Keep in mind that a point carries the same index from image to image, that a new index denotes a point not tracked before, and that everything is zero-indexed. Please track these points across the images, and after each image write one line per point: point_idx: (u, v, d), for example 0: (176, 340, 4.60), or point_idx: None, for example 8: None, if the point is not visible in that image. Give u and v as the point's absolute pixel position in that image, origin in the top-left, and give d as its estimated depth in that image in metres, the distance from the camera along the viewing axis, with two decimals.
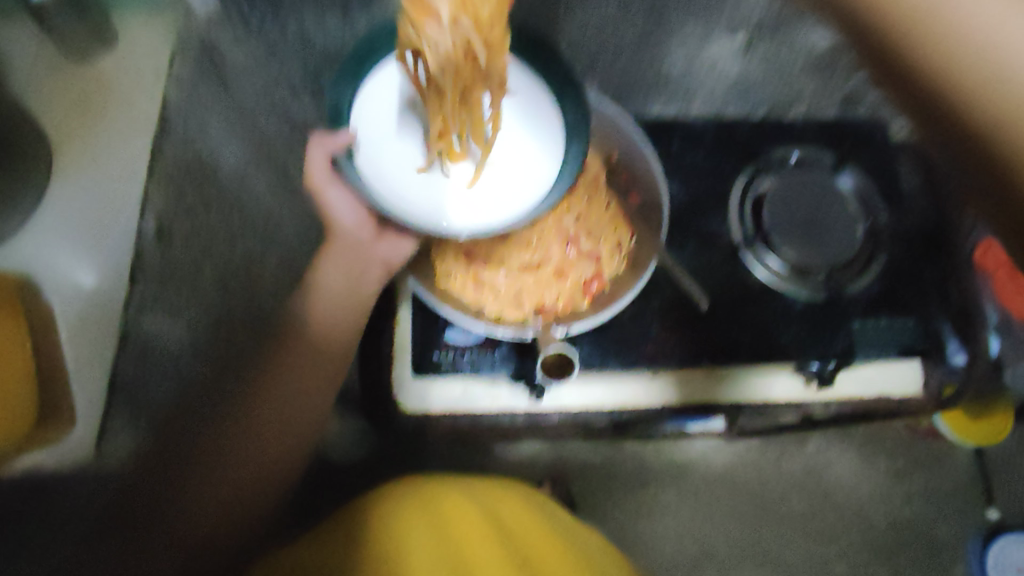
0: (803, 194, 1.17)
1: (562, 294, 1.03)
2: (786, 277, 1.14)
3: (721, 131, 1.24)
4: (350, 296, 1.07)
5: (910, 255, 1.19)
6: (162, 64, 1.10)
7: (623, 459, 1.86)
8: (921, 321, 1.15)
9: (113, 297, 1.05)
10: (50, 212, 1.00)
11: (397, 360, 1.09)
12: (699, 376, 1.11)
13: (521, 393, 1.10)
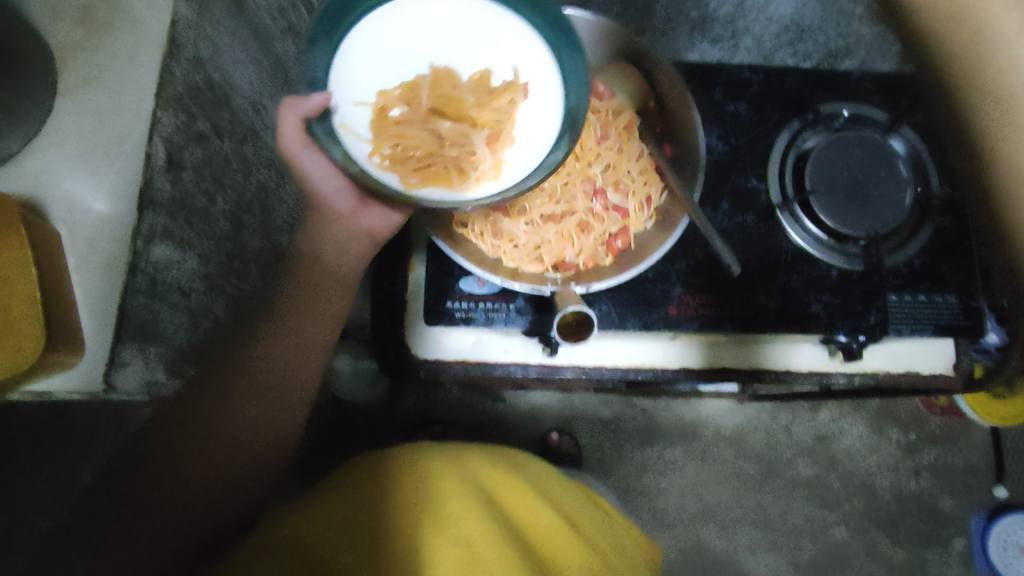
0: (851, 155, 1.07)
1: (584, 249, 0.98)
2: (824, 244, 1.07)
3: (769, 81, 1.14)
4: (339, 262, 1.06)
5: (960, 226, 1.10)
6: None
7: (633, 414, 1.86)
8: (963, 298, 1.08)
9: (116, 228, 0.97)
10: (56, 131, 0.96)
11: (410, 308, 1.06)
12: (724, 343, 1.08)
13: (537, 348, 1.07)
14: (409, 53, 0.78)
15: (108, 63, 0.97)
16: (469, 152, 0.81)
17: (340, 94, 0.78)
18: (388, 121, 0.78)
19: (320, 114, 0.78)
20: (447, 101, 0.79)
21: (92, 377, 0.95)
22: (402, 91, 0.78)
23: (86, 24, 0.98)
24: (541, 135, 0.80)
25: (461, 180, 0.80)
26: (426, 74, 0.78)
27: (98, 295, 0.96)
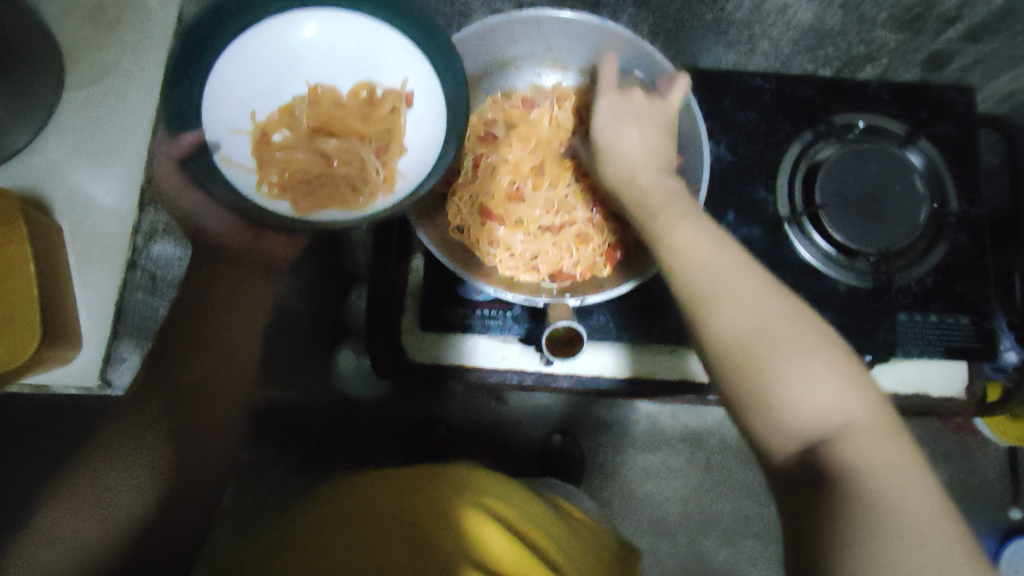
0: (863, 170, 1.05)
1: (582, 259, 0.99)
2: (834, 260, 1.05)
3: (783, 89, 1.12)
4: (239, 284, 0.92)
5: (975, 245, 1.07)
6: None
7: (637, 420, 1.84)
8: (977, 320, 1.05)
9: (119, 225, 0.98)
10: (65, 127, 1.00)
11: (411, 308, 1.08)
12: (662, 354, 1.05)
13: (534, 356, 1.07)
14: (279, 79, 0.84)
15: (114, 61, 1.02)
16: (359, 167, 0.84)
17: (214, 125, 0.77)
18: (269, 144, 0.83)
19: (193, 153, 0.74)
20: (327, 121, 0.86)
21: (86, 373, 0.95)
22: (281, 116, 0.84)
23: (95, 23, 1.02)
24: (432, 136, 0.84)
25: (356, 196, 0.82)
26: (303, 98, 0.85)
27: (98, 291, 0.96)
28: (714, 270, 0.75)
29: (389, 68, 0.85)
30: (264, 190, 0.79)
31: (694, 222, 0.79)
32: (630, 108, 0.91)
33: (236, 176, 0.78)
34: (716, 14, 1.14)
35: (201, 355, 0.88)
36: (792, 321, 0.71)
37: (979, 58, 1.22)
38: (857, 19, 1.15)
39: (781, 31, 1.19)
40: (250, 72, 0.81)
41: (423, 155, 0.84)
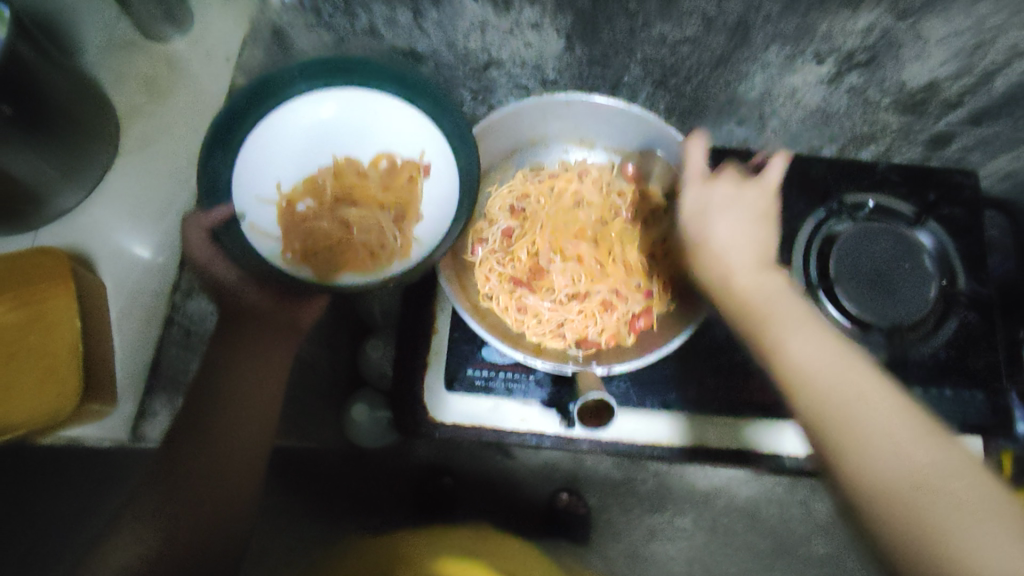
0: (876, 247, 1.11)
1: (606, 327, 1.01)
2: (846, 332, 1.07)
3: (794, 168, 1.19)
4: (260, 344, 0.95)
5: (988, 325, 1.10)
6: (232, 50, 1.15)
7: (645, 477, 1.82)
8: (990, 396, 1.07)
9: (160, 282, 1.03)
10: (115, 187, 1.06)
11: (432, 368, 1.08)
12: (722, 422, 1.05)
13: (554, 418, 1.07)
14: (304, 153, 0.90)
15: (165, 128, 1.09)
16: (378, 233, 0.90)
17: (242, 197, 0.84)
18: (294, 213, 0.88)
19: (226, 223, 0.82)
20: (350, 192, 0.92)
21: (119, 426, 0.98)
22: (305, 187, 0.90)
23: (151, 91, 1.10)
24: (445, 204, 0.89)
25: (375, 260, 0.87)
26: (329, 170, 0.91)
27: (138, 345, 1.01)
28: (842, 394, 0.76)
29: (407, 141, 0.91)
30: (288, 257, 0.85)
31: (805, 331, 0.81)
32: (735, 198, 0.92)
33: (262, 244, 0.84)
34: (729, 95, 1.22)
35: (221, 405, 0.92)
36: (934, 441, 0.71)
37: (980, 140, 1.29)
38: (861, 103, 1.22)
39: (790, 111, 1.26)
40: (277, 148, 0.87)
41: (436, 219, 0.89)
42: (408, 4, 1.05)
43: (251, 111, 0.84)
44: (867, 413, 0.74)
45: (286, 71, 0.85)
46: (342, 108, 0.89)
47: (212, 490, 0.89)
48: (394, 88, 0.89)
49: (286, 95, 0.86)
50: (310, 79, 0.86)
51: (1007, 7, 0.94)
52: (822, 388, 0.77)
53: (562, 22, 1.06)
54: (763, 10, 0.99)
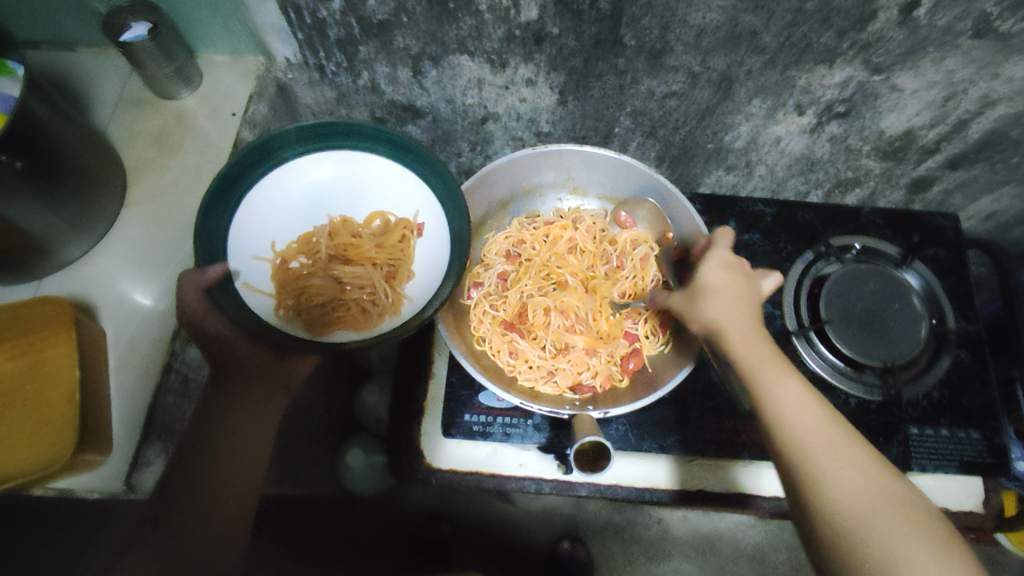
0: (864, 288, 1.13)
1: (598, 371, 1.02)
2: (841, 372, 1.09)
3: (782, 212, 1.22)
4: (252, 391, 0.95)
5: (977, 359, 1.12)
6: (238, 105, 1.17)
7: (648, 522, 1.79)
8: (987, 435, 1.08)
9: (159, 331, 1.03)
10: (120, 238, 1.09)
11: (429, 413, 1.08)
12: (700, 464, 1.06)
13: (552, 463, 1.06)
14: (301, 212, 0.93)
15: (172, 181, 1.13)
16: (369, 291, 0.93)
17: (239, 254, 0.85)
18: (288, 271, 0.90)
19: (221, 281, 0.81)
20: (344, 250, 0.94)
21: (114, 477, 0.94)
22: (300, 246, 0.92)
23: (160, 145, 1.15)
24: (438, 262, 0.92)
25: (365, 318, 0.91)
26: (324, 229, 0.94)
27: (133, 394, 0.98)
28: (870, 509, 0.70)
29: (402, 203, 0.95)
30: (281, 314, 0.87)
31: (862, 476, 0.73)
32: (723, 289, 0.85)
33: (256, 300, 0.85)
34: (716, 144, 1.27)
35: (213, 458, 0.92)
36: (942, 561, 0.66)
37: (960, 183, 1.34)
38: (844, 150, 1.27)
39: (776, 159, 1.31)
40: (275, 207, 0.90)
41: (427, 279, 0.92)
42: (408, 63, 1.11)
43: (248, 174, 0.86)
44: (897, 558, 0.67)
45: (282, 134, 0.87)
46: (339, 172, 0.94)
47: (201, 550, 0.88)
48: (386, 151, 0.92)
49: (282, 158, 0.88)
50: (308, 143, 0.90)
51: (973, 60, 1.00)
52: (831, 497, 0.71)
53: (555, 79, 1.11)
54: (745, 66, 1.05)
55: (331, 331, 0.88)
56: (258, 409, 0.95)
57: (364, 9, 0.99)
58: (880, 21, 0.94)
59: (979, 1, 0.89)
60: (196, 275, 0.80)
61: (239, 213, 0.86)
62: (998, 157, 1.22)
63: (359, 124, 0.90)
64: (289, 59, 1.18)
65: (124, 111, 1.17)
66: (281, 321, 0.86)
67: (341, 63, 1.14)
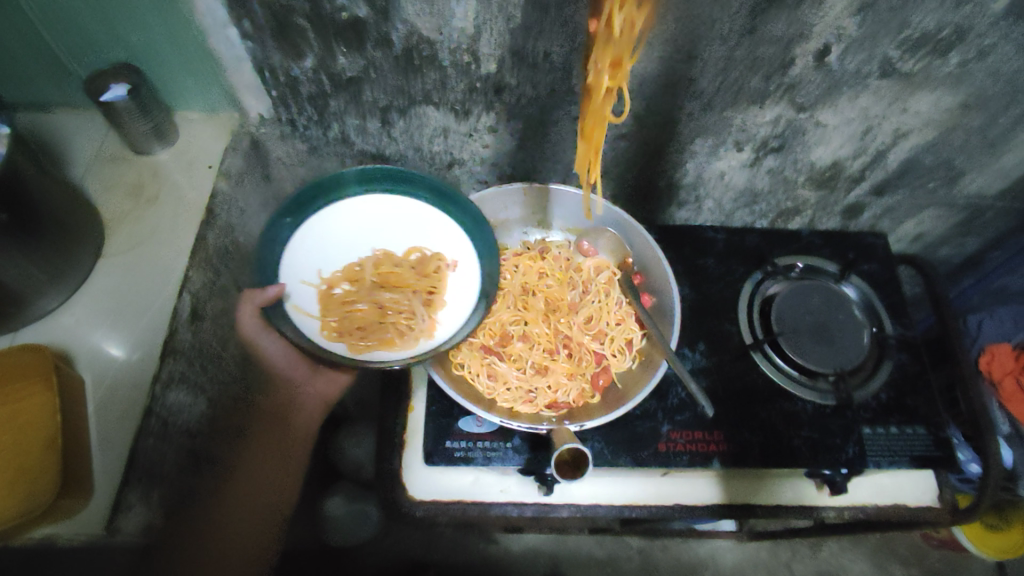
0: (809, 302, 1.23)
1: (572, 389, 1.08)
2: (796, 381, 1.17)
3: (730, 237, 1.33)
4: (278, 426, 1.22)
5: (917, 362, 1.22)
6: (214, 159, 1.23)
7: (629, 554, 1.78)
8: (933, 430, 1.16)
9: (138, 375, 1.04)
10: (94, 289, 1.11)
11: (410, 445, 1.11)
12: (739, 477, 1.12)
13: (533, 486, 1.10)
14: (352, 243, 1.03)
15: (149, 231, 1.17)
16: (407, 316, 1.01)
17: (290, 278, 0.95)
18: (335, 296, 0.99)
19: (276, 301, 0.92)
20: (387, 279, 1.03)
21: (94, 521, 0.92)
22: (345, 273, 1.01)
23: (136, 198, 1.20)
24: (466, 298, 1.01)
25: (402, 341, 0.98)
26: (369, 261, 1.03)
27: (112, 440, 0.98)
28: None
29: (440, 241, 1.05)
30: (326, 334, 0.96)
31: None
32: None
33: (303, 321, 0.94)
34: (666, 181, 1.38)
35: (214, 496, 1.11)
36: None
37: (886, 208, 1.49)
38: (780, 182, 1.40)
39: (721, 192, 1.43)
40: (329, 238, 1.00)
41: (462, 308, 1.00)
42: (377, 114, 1.19)
43: (306, 208, 0.98)
44: None
45: (339, 176, 0.99)
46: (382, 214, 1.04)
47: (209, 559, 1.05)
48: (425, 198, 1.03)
49: (335, 197, 1.00)
50: (359, 183, 1.01)
51: (881, 97, 1.14)
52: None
53: (514, 126, 1.21)
54: (686, 109, 1.17)
55: (373, 353, 0.95)
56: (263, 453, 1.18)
57: (336, 66, 1.07)
58: (799, 66, 1.07)
59: (880, 47, 1.03)
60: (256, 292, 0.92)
61: (297, 244, 0.97)
62: (915, 182, 1.38)
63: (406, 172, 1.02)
64: (263, 115, 1.24)
65: (98, 168, 1.22)
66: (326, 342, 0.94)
67: (313, 117, 1.21)
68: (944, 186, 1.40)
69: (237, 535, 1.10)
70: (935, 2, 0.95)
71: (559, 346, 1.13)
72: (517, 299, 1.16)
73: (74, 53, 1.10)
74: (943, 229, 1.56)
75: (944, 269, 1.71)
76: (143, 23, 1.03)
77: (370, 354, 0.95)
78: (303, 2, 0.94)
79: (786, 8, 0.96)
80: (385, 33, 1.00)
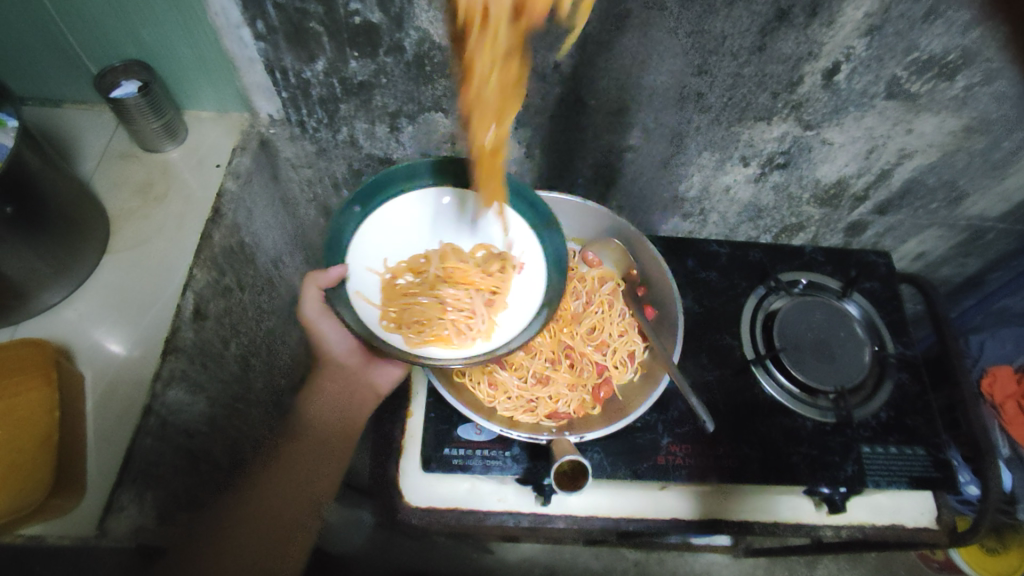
0: (811, 318, 1.23)
1: (573, 400, 1.08)
2: (797, 399, 1.17)
3: (735, 252, 1.33)
4: (336, 416, 1.09)
5: (918, 382, 1.22)
6: (222, 158, 1.24)
7: (624, 567, 1.77)
8: (932, 451, 1.16)
9: (139, 372, 1.04)
10: (98, 285, 1.11)
11: (408, 451, 1.11)
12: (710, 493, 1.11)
13: (530, 496, 1.10)
14: (420, 235, 1.06)
15: (154, 229, 1.17)
16: (467, 314, 1.03)
17: (356, 263, 0.98)
18: (396, 286, 1.03)
19: (336, 285, 0.91)
20: (451, 274, 1.06)
21: (86, 521, 0.92)
22: (409, 264, 1.05)
23: (143, 196, 1.20)
24: (525, 301, 1.01)
25: (458, 339, 1.00)
26: (435, 254, 1.07)
27: (111, 438, 0.98)
28: None
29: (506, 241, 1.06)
30: (385, 323, 0.98)
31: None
32: None
33: (364, 308, 0.96)
34: (672, 193, 1.39)
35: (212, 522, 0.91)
36: None
37: (889, 227, 1.49)
38: (785, 198, 1.40)
39: (726, 207, 1.44)
40: (397, 228, 1.04)
41: (522, 309, 1.00)
42: (386, 119, 1.19)
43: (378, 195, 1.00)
44: None
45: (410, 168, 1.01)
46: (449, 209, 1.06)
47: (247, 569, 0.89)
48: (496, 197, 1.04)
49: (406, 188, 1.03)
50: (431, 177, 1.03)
51: (887, 117, 1.15)
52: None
53: (522, 135, 1.21)
54: (694, 123, 1.17)
55: (430, 349, 0.97)
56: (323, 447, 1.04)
57: (347, 71, 1.08)
58: (806, 85, 1.08)
59: (887, 68, 1.04)
60: (317, 272, 0.91)
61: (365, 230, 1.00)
62: (918, 202, 1.38)
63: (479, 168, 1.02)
64: (272, 115, 1.25)
65: (108, 163, 1.22)
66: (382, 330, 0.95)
67: (322, 120, 1.22)
68: (947, 207, 1.40)
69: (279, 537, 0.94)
70: (942, 27, 0.96)
71: (564, 355, 1.13)
72: None
73: (89, 49, 1.11)
74: (945, 249, 1.56)
75: (945, 289, 1.71)
76: (158, 22, 1.04)
77: (427, 350, 0.97)
78: (317, 6, 0.95)
79: (795, 27, 0.97)
80: (397, 40, 1.01)
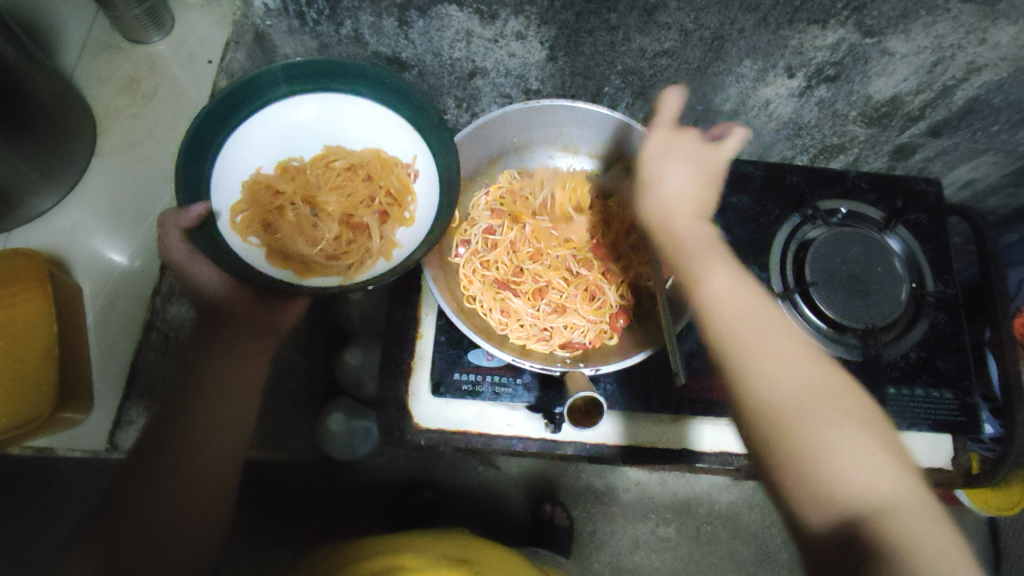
0: (848, 252, 1.15)
1: (588, 330, 1.06)
2: (824, 334, 1.11)
3: (771, 174, 1.24)
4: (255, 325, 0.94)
5: (953, 321, 1.15)
6: (214, 53, 1.15)
7: (627, 486, 1.77)
8: (960, 395, 1.12)
9: (140, 284, 1.01)
10: (91, 189, 1.05)
11: (417, 372, 1.07)
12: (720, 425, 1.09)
13: (540, 421, 1.08)
14: (297, 140, 0.92)
15: (146, 133, 1.09)
16: (352, 233, 0.94)
17: (220, 196, 0.83)
18: (272, 198, 0.90)
19: (201, 223, 0.78)
20: (335, 182, 0.94)
21: (97, 435, 0.95)
22: (281, 172, 0.91)
23: (132, 94, 1.11)
24: (425, 214, 0.90)
25: (349, 264, 0.91)
26: (314, 158, 0.93)
27: (114, 352, 0.97)
28: (747, 327, 0.77)
29: (401, 146, 0.93)
30: (272, 261, 0.85)
31: (788, 357, 0.75)
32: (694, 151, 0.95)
33: (243, 249, 0.83)
34: (706, 106, 1.26)
35: (194, 418, 0.89)
36: (792, 361, 0.75)
37: (940, 150, 1.36)
38: (830, 115, 1.27)
39: (764, 122, 1.31)
40: (263, 141, 0.89)
41: (426, 217, 0.90)
42: (394, 12, 1.06)
43: (233, 113, 0.83)
44: (762, 359, 0.75)
45: (267, 75, 0.84)
46: (327, 114, 0.91)
47: (218, 449, 0.89)
48: (374, 96, 0.90)
49: (269, 99, 0.86)
50: (289, 82, 0.86)
51: (960, 25, 1.00)
52: (809, 432, 0.69)
53: (545, 33, 1.08)
54: (739, 25, 1.02)
55: (320, 280, 0.86)
56: (249, 352, 0.94)
57: None
58: None
59: None
60: (175, 212, 0.77)
61: (222, 152, 0.83)
62: (979, 124, 1.25)
63: (348, 65, 0.87)
64: (267, 5, 1.11)
65: (92, 56, 1.12)
66: (266, 268, 0.84)
67: (322, 12, 1.08)
68: (1010, 130, 1.26)
69: (240, 420, 0.93)
70: None
71: (560, 279, 1.09)
72: (532, 225, 1.11)
73: None
74: (998, 176, 1.44)
75: (992, 220, 1.61)
76: None
77: (316, 280, 0.86)
78: None
79: None
80: None
